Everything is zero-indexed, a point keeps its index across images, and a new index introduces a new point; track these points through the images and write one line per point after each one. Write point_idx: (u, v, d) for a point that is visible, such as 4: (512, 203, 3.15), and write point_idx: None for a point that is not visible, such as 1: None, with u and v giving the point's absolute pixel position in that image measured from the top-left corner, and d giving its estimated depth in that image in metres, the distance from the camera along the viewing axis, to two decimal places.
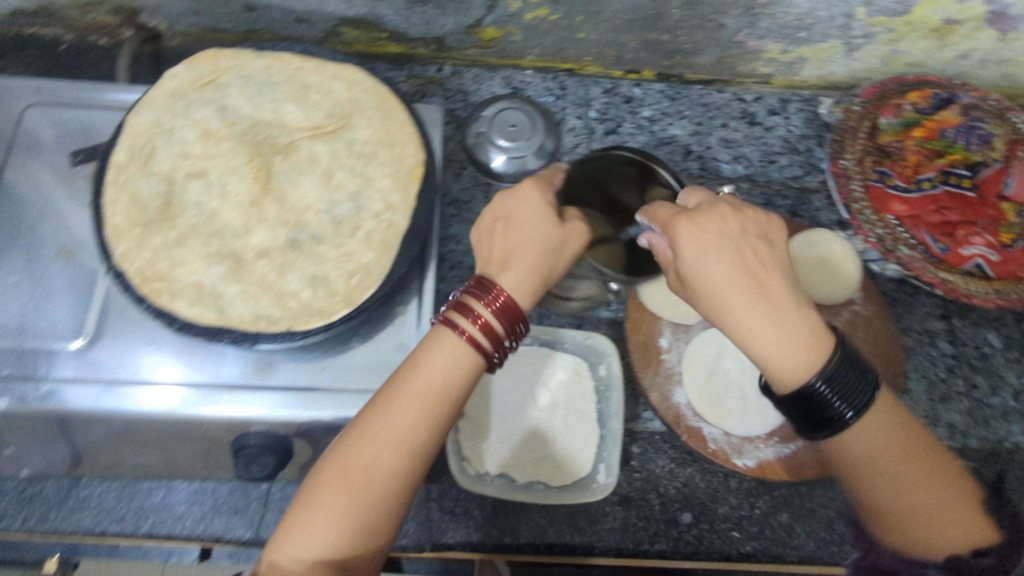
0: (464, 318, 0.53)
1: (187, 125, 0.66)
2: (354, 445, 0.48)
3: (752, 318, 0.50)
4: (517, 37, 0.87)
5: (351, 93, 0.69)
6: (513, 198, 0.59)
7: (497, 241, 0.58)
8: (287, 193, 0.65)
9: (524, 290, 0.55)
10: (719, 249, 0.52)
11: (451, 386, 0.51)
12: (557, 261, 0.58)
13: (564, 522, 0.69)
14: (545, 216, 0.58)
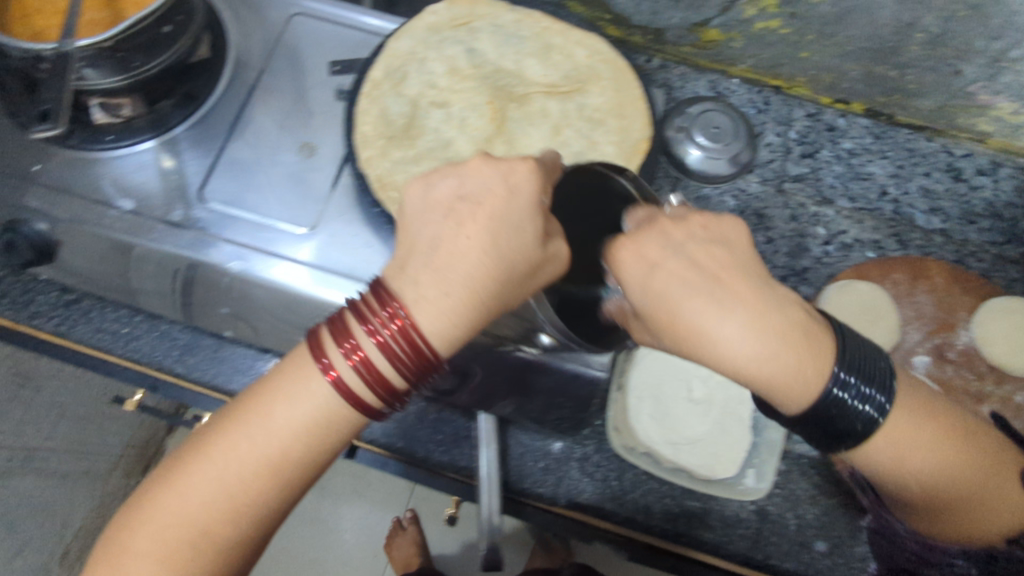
0: (341, 339, 0.42)
1: (438, 58, 0.70)
2: (195, 461, 0.41)
3: (758, 341, 0.41)
4: (738, 44, 0.87)
5: (590, 61, 0.71)
6: (498, 169, 0.42)
7: (443, 225, 0.42)
8: (516, 139, 0.68)
9: (453, 331, 0.42)
10: (678, 248, 0.43)
11: (337, 408, 0.42)
12: (520, 289, 0.42)
13: (697, 516, 0.72)
14: (530, 219, 0.42)
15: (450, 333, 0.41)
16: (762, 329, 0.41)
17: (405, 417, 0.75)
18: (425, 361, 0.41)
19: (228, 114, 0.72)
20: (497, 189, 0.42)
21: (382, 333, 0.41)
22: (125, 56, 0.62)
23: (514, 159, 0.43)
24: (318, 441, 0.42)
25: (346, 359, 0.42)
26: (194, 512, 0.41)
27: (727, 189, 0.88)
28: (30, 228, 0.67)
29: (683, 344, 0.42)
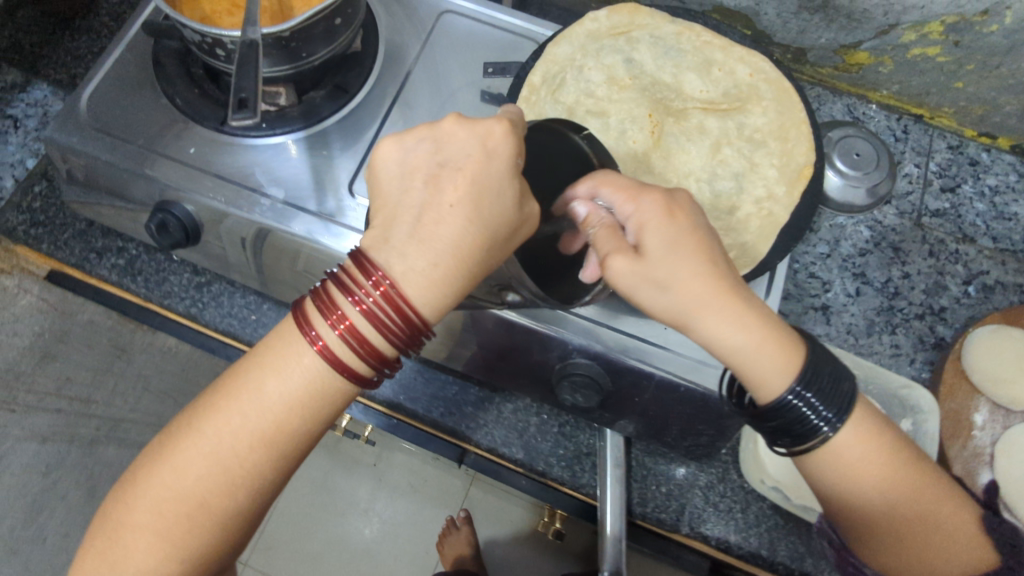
0: (327, 314, 0.44)
1: (596, 67, 0.69)
2: (209, 435, 0.44)
3: (721, 325, 0.48)
4: (886, 69, 0.84)
5: (752, 79, 0.70)
6: (471, 136, 0.45)
7: (423, 188, 0.45)
8: (673, 154, 0.67)
9: (442, 298, 0.44)
10: (679, 235, 0.47)
11: (322, 374, 0.44)
12: (496, 250, 0.45)
13: (827, 557, 0.67)
14: (507, 183, 0.44)
15: (431, 302, 0.44)
16: (728, 317, 0.47)
17: (529, 428, 0.72)
18: (403, 330, 0.44)
19: (376, 109, 0.72)
20: (479, 157, 0.44)
21: (363, 306, 0.43)
22: (297, 47, 0.62)
23: (484, 121, 0.45)
24: (312, 414, 0.45)
25: (328, 328, 0.44)
26: (210, 482, 0.44)
27: (862, 219, 0.85)
28: (180, 208, 0.68)
29: (669, 321, 0.47)
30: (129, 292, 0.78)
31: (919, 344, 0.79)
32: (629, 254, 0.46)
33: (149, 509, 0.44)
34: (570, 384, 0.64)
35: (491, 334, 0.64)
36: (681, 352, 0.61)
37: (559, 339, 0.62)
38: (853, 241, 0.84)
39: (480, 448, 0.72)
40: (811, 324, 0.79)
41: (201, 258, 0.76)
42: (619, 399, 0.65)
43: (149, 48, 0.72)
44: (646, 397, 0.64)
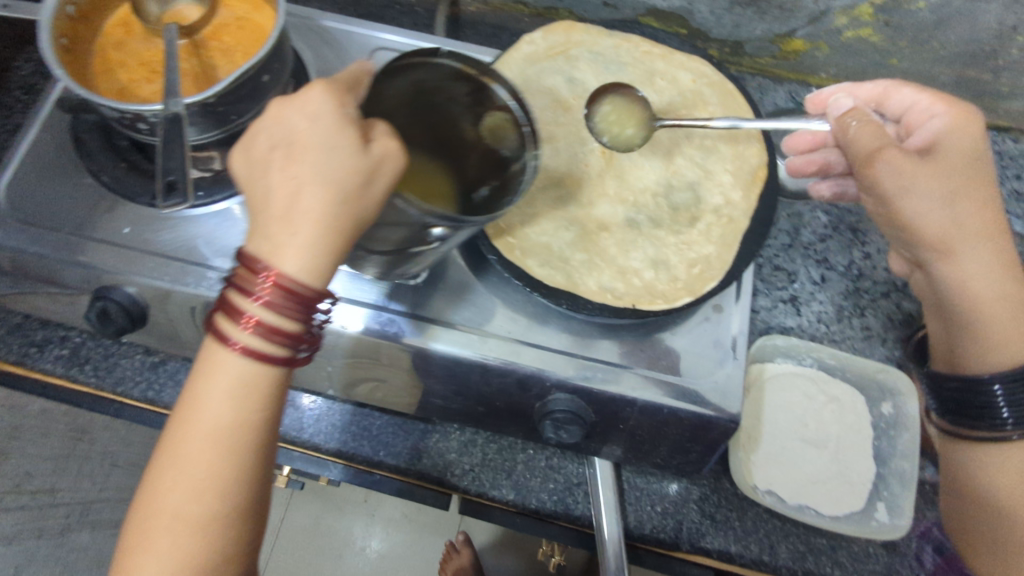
0: (231, 318, 0.42)
1: (538, 91, 0.67)
2: (165, 467, 0.42)
3: (971, 260, 0.61)
4: (823, 54, 0.85)
5: (696, 85, 0.69)
6: (290, 106, 0.41)
7: (270, 171, 0.42)
8: (627, 171, 0.65)
9: (326, 256, 0.41)
10: (956, 153, 0.62)
11: (247, 375, 0.42)
12: (359, 199, 0.41)
13: (824, 552, 0.68)
14: (340, 133, 0.40)
15: (318, 265, 0.41)
16: (977, 252, 0.61)
17: (515, 467, 0.71)
18: (306, 298, 0.41)
19: None
20: (304, 123, 0.41)
21: (258, 294, 0.40)
22: (224, 111, 0.59)
23: (298, 91, 0.42)
24: (256, 407, 0.43)
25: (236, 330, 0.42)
26: (187, 508, 0.41)
27: (817, 204, 0.85)
28: (120, 292, 0.63)
29: (928, 235, 0.61)
30: (78, 383, 0.74)
31: (889, 323, 0.79)
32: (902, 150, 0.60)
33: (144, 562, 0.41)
34: (553, 422, 0.61)
35: (467, 381, 0.62)
36: (660, 376, 0.61)
37: (536, 377, 0.60)
38: (813, 228, 0.84)
39: (469, 494, 0.70)
40: (782, 317, 0.79)
41: (151, 339, 0.72)
42: (605, 430, 0.64)
43: (66, 126, 0.68)
44: (631, 423, 0.62)
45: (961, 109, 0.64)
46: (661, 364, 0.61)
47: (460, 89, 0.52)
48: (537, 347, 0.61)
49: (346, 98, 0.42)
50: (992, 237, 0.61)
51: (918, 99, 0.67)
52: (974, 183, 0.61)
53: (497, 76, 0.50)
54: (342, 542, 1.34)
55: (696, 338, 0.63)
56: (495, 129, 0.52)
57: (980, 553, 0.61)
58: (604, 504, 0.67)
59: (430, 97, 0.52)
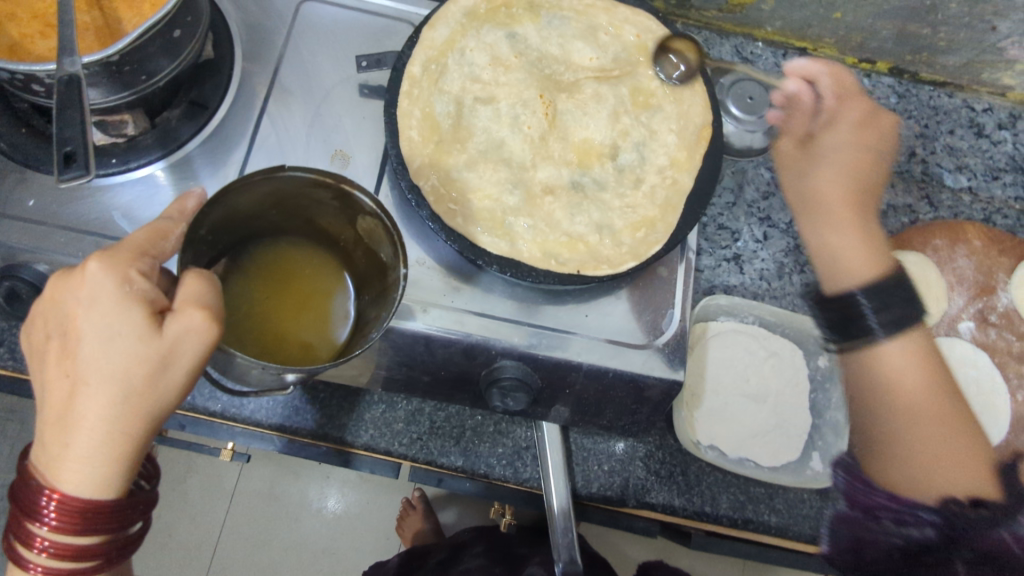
0: (25, 538, 0.42)
1: (479, 48, 0.65)
2: None
3: (831, 226, 0.67)
4: (768, 6, 0.84)
5: (640, 42, 0.67)
6: (64, 293, 0.40)
7: (54, 364, 0.41)
8: (571, 132, 0.63)
9: (126, 444, 0.41)
10: (851, 135, 0.71)
11: None
12: (150, 383, 0.41)
13: (762, 500, 0.71)
14: (118, 319, 0.40)
15: (99, 473, 0.41)
16: (840, 225, 0.66)
17: (464, 434, 0.70)
18: (95, 508, 0.42)
19: (241, 129, 0.64)
20: (79, 311, 0.40)
21: (45, 517, 0.41)
22: (132, 71, 0.54)
23: (74, 271, 0.41)
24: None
25: (31, 547, 0.42)
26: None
27: (761, 161, 0.84)
28: (30, 271, 0.58)
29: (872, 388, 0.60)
30: None
31: None
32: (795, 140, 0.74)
33: None
34: (500, 390, 0.61)
35: (411, 352, 0.61)
36: (604, 340, 0.61)
37: (481, 346, 0.59)
38: (756, 185, 0.83)
39: (418, 462, 0.70)
40: (726, 276, 0.79)
41: None
42: (551, 395, 0.64)
43: None
44: (577, 388, 0.62)
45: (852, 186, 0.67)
46: (605, 329, 0.61)
47: (324, 194, 0.50)
48: (481, 315, 0.60)
49: (129, 273, 0.40)
50: (848, 213, 0.67)
51: (828, 74, 0.74)
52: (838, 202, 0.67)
53: (358, 186, 0.48)
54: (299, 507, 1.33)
55: (642, 299, 0.63)
56: (370, 232, 0.52)
57: (884, 460, 0.59)
58: (553, 466, 0.66)
59: (296, 199, 0.51)
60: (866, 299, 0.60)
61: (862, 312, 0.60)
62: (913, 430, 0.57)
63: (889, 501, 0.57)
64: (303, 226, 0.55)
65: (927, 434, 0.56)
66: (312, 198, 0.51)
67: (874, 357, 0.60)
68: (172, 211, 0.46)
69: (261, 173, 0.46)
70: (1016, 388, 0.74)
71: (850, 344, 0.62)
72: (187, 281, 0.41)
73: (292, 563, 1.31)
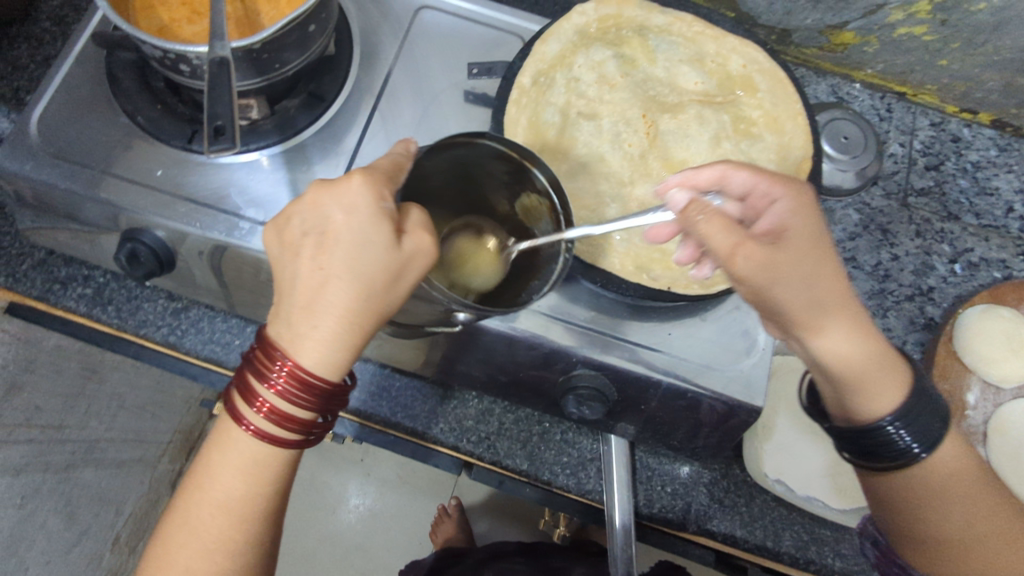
0: (248, 399, 0.44)
1: (587, 65, 0.67)
2: (200, 500, 0.44)
3: (840, 337, 0.49)
4: (871, 48, 0.83)
5: (747, 70, 0.67)
6: (328, 196, 0.42)
7: (303, 259, 0.42)
8: (672, 152, 0.64)
9: (357, 340, 0.43)
10: (801, 209, 0.49)
11: (261, 451, 0.44)
12: (387, 292, 0.42)
13: (827, 543, 0.69)
14: (373, 227, 0.41)
15: (332, 358, 0.42)
16: (848, 330, 0.49)
17: (530, 439, 0.71)
18: (320, 390, 0.43)
19: (353, 121, 0.68)
20: (338, 215, 0.41)
21: (278, 384, 0.42)
22: (269, 59, 0.58)
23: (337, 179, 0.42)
24: (273, 471, 0.45)
25: (253, 409, 0.44)
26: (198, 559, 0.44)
27: (850, 201, 0.84)
28: (150, 236, 0.63)
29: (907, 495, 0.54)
30: (100, 322, 0.72)
31: (911, 325, 0.78)
32: (753, 244, 0.44)
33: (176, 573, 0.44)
34: (576, 398, 0.62)
35: (493, 350, 0.62)
36: (685, 359, 0.61)
37: (563, 352, 0.60)
38: (843, 225, 0.83)
39: (483, 461, 0.71)
40: None
41: (175, 285, 0.70)
42: (625, 408, 0.64)
43: (103, 62, 0.67)
44: (652, 404, 0.63)
45: (802, 193, 0.49)
46: (689, 348, 0.61)
47: (499, 167, 0.52)
48: (566, 322, 0.61)
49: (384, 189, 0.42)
50: (858, 312, 0.49)
51: (760, 181, 0.51)
52: (810, 245, 0.48)
53: (541, 164, 0.49)
54: (339, 499, 1.36)
55: (725, 324, 0.64)
56: (530, 209, 0.54)
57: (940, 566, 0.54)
58: (615, 482, 0.66)
59: (469, 167, 0.52)
60: (897, 424, 0.51)
61: (888, 430, 0.51)
62: (950, 515, 0.53)
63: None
64: (456, 194, 0.54)
65: (972, 512, 0.52)
66: (485, 170, 0.52)
67: (930, 466, 0.52)
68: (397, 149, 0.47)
69: (471, 133, 0.47)
70: None
71: (880, 462, 0.53)
72: (413, 213, 0.43)
73: (327, 554, 1.33)
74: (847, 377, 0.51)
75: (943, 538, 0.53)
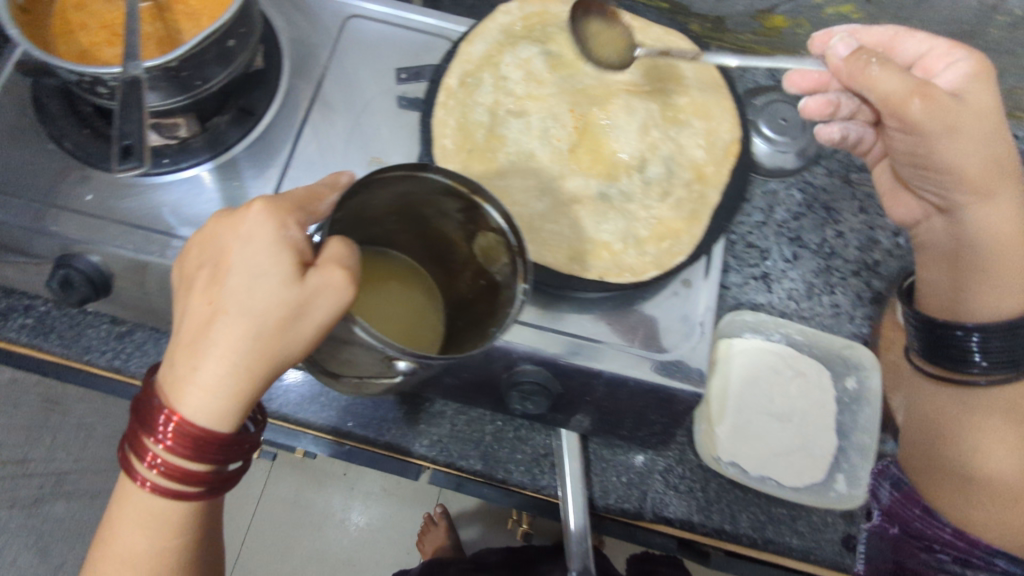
0: (137, 455, 0.45)
1: (514, 63, 0.67)
2: (110, 547, 0.47)
3: (960, 150, 0.62)
4: (802, 31, 0.85)
5: (672, 60, 0.68)
6: (224, 230, 0.43)
7: (199, 292, 0.44)
8: (601, 144, 0.65)
9: (246, 384, 0.43)
10: (988, 90, 0.63)
11: (160, 500, 0.46)
12: (282, 335, 0.42)
13: (784, 522, 0.70)
14: (265, 257, 0.41)
15: (211, 407, 0.42)
16: (1004, 205, 0.66)
17: (484, 438, 0.71)
18: (207, 440, 0.43)
19: (286, 132, 0.68)
20: (233, 245, 0.42)
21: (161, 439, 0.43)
22: (188, 76, 0.58)
23: (240, 210, 0.43)
24: (167, 523, 0.47)
25: (145, 460, 0.45)
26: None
27: (792, 181, 0.85)
28: (84, 261, 0.61)
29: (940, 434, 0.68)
30: (42, 352, 0.71)
31: (858, 300, 0.79)
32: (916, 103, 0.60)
33: None
34: (519, 393, 0.63)
35: None
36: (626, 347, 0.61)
37: (503, 349, 0.61)
38: (787, 206, 0.84)
39: (438, 463, 0.71)
40: (753, 294, 0.79)
41: (116, 309, 0.69)
42: (572, 401, 0.64)
43: (28, 90, 0.66)
44: (597, 395, 0.63)
45: (982, 61, 0.64)
46: (628, 336, 0.62)
47: (451, 204, 0.49)
48: None
49: (286, 222, 0.43)
50: (1009, 181, 0.65)
51: (937, 45, 0.66)
52: (976, 115, 0.62)
53: (490, 198, 0.46)
54: (320, 516, 1.35)
55: (664, 311, 0.64)
56: (487, 250, 0.51)
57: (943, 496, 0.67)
58: (569, 476, 0.67)
59: (420, 207, 0.51)
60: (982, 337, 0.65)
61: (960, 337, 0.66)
62: (975, 437, 0.66)
63: (954, 536, 0.65)
64: (412, 239, 0.55)
65: (989, 448, 0.65)
66: (437, 209, 0.51)
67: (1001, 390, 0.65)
68: (326, 181, 0.50)
69: (405, 167, 0.45)
70: None
71: (943, 364, 0.68)
72: (330, 246, 0.42)
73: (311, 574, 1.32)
74: (1000, 245, 0.67)
75: (971, 468, 0.66)
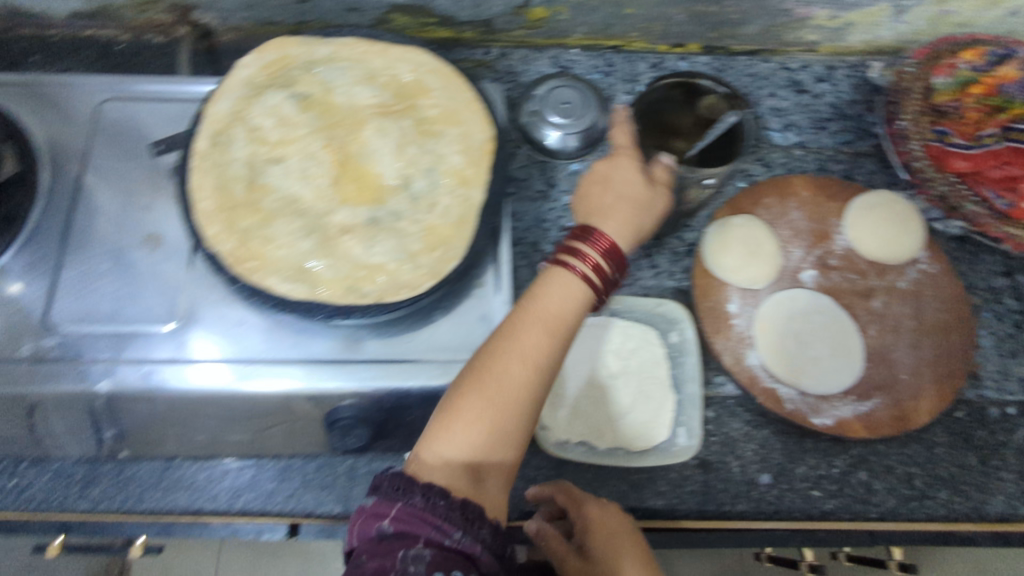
0: (571, 253, 0.58)
1: (263, 113, 0.68)
2: (503, 358, 0.52)
3: None
4: (565, 16, 0.88)
5: (418, 75, 0.70)
6: (610, 164, 0.69)
7: (596, 198, 0.66)
8: (364, 171, 0.66)
9: (623, 234, 0.62)
10: None
11: (580, 290, 0.56)
12: (652, 207, 0.66)
13: (644, 485, 0.72)
14: (631, 172, 0.67)
15: (623, 235, 0.62)
16: None
17: (336, 480, 0.72)
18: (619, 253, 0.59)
19: (55, 229, 0.67)
20: (614, 172, 0.68)
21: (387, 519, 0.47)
22: None
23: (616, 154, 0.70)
24: (564, 338, 0.55)
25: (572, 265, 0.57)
26: (463, 448, 0.50)
27: (593, 158, 0.88)
28: None
29: None
30: None
31: (675, 256, 0.83)
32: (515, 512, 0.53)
33: (454, 428, 0.50)
34: (339, 430, 0.63)
35: (248, 411, 0.63)
36: (431, 360, 0.63)
37: (307, 393, 0.62)
38: None
39: (296, 516, 0.70)
40: None
41: None
42: (401, 423, 0.66)
43: None
44: (417, 412, 0.65)
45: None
46: (429, 349, 0.64)
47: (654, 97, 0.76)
48: (303, 362, 0.63)
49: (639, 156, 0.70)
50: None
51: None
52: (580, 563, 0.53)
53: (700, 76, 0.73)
54: None
55: (463, 316, 0.66)
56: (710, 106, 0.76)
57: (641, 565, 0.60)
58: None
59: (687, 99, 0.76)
60: None
61: None
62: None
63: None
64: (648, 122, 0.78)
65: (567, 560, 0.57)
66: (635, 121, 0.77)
67: None
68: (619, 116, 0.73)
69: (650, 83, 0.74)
70: (865, 324, 0.74)
71: None
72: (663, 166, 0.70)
73: None
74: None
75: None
